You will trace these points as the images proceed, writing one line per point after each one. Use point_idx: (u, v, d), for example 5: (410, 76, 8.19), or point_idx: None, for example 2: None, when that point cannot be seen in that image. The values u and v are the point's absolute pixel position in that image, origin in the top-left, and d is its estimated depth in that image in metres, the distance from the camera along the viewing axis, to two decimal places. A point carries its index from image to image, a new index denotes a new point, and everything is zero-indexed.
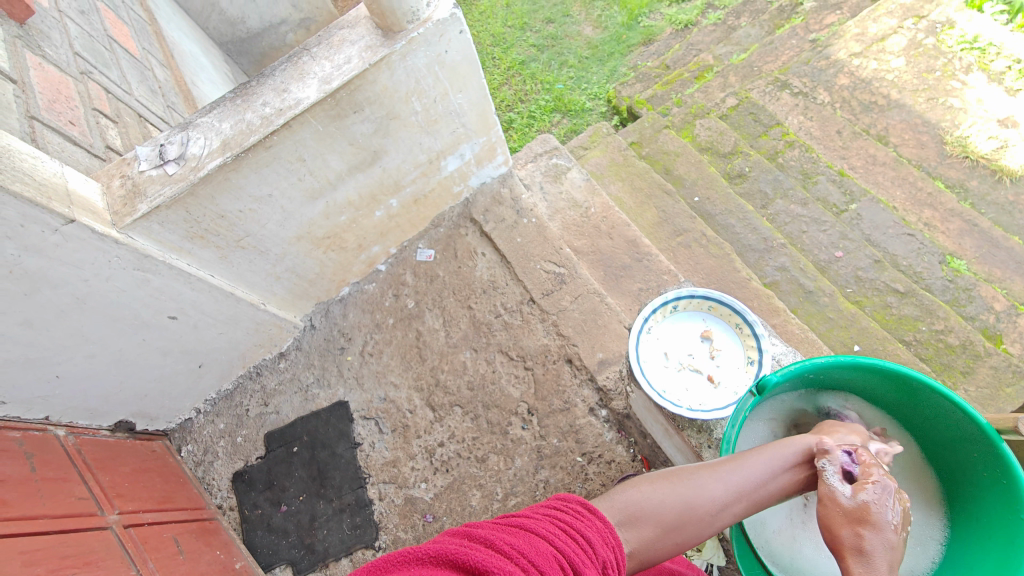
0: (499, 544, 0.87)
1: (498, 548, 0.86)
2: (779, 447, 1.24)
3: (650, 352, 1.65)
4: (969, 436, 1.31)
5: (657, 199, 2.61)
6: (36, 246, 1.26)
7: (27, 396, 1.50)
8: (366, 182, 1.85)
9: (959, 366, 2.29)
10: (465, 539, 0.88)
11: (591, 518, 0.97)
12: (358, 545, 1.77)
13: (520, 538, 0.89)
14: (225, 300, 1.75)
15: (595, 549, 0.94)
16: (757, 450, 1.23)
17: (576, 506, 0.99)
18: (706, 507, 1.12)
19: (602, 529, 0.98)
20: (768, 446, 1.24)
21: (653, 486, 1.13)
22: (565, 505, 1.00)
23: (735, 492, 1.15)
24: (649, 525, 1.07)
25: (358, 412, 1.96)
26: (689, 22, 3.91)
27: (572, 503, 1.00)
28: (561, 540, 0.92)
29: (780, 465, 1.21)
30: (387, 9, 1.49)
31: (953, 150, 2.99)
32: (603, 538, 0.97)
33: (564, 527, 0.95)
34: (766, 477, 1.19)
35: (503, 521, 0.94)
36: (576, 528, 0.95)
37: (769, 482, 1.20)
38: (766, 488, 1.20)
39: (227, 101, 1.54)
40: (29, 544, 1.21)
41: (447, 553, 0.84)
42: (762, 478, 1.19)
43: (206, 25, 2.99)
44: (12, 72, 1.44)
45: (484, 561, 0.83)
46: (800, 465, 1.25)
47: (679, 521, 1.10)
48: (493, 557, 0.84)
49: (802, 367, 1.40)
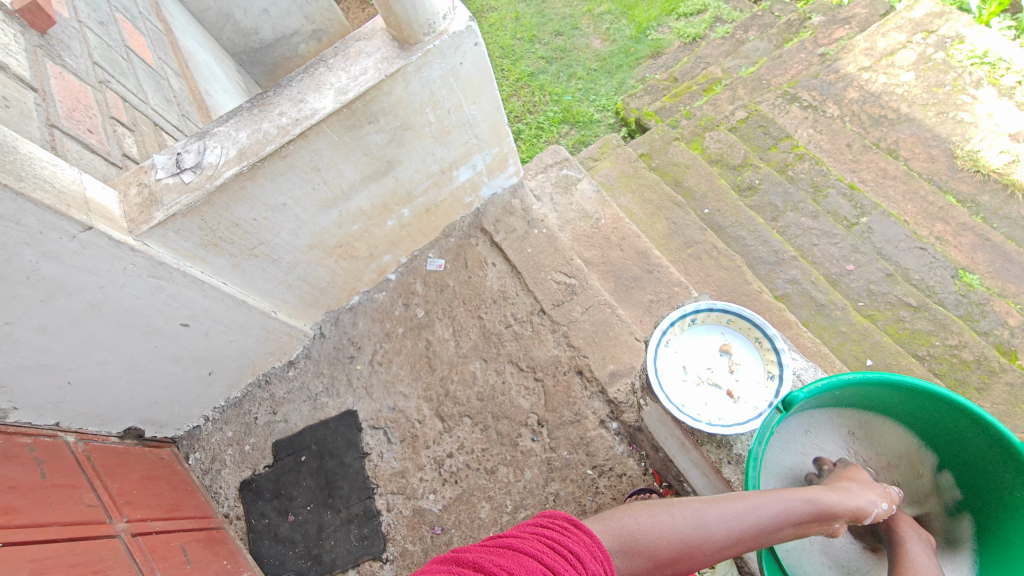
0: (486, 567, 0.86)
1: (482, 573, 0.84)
2: (788, 498, 1.21)
3: (668, 365, 1.61)
4: (995, 458, 1.32)
5: (667, 210, 2.60)
6: (53, 253, 1.27)
7: (38, 402, 1.50)
8: (379, 191, 1.86)
9: (973, 381, 2.26)
10: (452, 564, 0.88)
11: (580, 534, 0.94)
12: (365, 556, 1.76)
13: (505, 560, 0.86)
14: (237, 307, 1.76)
15: (585, 565, 0.91)
16: (765, 495, 1.20)
17: (564, 521, 0.95)
18: (704, 546, 1.10)
19: (591, 544, 0.94)
20: (775, 495, 1.21)
21: (655, 516, 1.09)
22: (553, 522, 0.95)
23: (736, 536, 1.13)
24: (645, 559, 1.03)
25: (367, 422, 1.95)
26: (697, 36, 3.94)
27: (561, 518, 0.96)
28: (550, 557, 0.88)
29: (785, 515, 1.19)
30: (404, 21, 1.51)
31: (964, 164, 2.98)
32: (591, 553, 0.93)
33: (553, 544, 0.91)
34: (769, 525, 1.17)
35: (490, 542, 0.92)
36: (565, 545, 0.91)
37: (771, 528, 1.17)
38: (766, 536, 1.17)
39: (244, 112, 1.56)
40: (38, 552, 1.21)
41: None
42: (765, 524, 1.16)
43: (220, 35, 3.03)
44: (34, 81, 1.47)
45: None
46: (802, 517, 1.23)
47: (676, 557, 1.07)
48: None
49: (831, 384, 1.40)
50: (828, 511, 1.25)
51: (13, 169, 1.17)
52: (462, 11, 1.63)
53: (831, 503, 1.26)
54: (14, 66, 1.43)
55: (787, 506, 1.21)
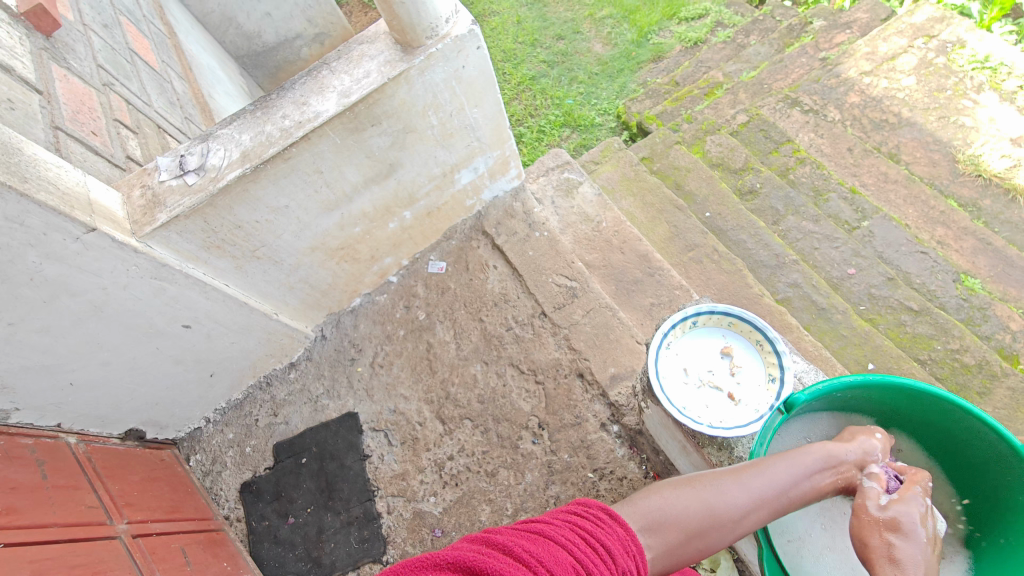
0: (519, 551, 0.91)
1: (519, 557, 0.90)
2: (797, 454, 1.26)
3: (670, 368, 1.61)
4: (996, 462, 1.32)
5: (668, 213, 2.60)
6: (57, 255, 1.28)
7: (40, 402, 1.51)
8: (381, 194, 1.87)
9: (975, 386, 2.26)
10: (483, 545, 0.92)
11: (611, 527, 0.99)
12: (365, 559, 1.75)
13: (540, 547, 0.91)
14: (239, 309, 1.76)
15: (614, 559, 0.96)
16: (778, 455, 1.25)
17: (598, 512, 1.01)
18: (728, 513, 1.14)
19: (623, 537, 1.00)
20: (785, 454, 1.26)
21: (676, 492, 1.14)
22: (586, 511, 1.02)
23: (757, 498, 1.17)
24: (672, 532, 1.08)
25: (367, 424, 1.95)
26: (699, 40, 3.96)
27: (594, 509, 1.02)
28: (580, 547, 0.94)
29: (799, 472, 1.24)
30: (407, 25, 1.52)
31: (965, 169, 2.98)
32: (623, 547, 0.98)
33: (585, 535, 0.97)
34: (787, 482, 1.22)
35: (524, 526, 0.97)
36: (596, 537, 0.96)
37: (791, 489, 1.22)
38: (787, 494, 1.22)
39: (247, 114, 1.57)
40: (39, 553, 1.21)
41: (466, 560, 0.89)
42: (783, 484, 1.21)
43: (223, 39, 3.05)
44: (39, 84, 1.48)
45: (503, 568, 0.87)
46: (819, 474, 1.27)
47: (703, 528, 1.11)
48: (511, 566, 0.87)
49: (832, 386, 1.40)
50: (837, 463, 1.30)
51: (19, 171, 1.18)
52: (465, 15, 1.64)
53: (839, 453, 1.31)
54: (19, 69, 1.43)
55: (801, 462, 1.25)
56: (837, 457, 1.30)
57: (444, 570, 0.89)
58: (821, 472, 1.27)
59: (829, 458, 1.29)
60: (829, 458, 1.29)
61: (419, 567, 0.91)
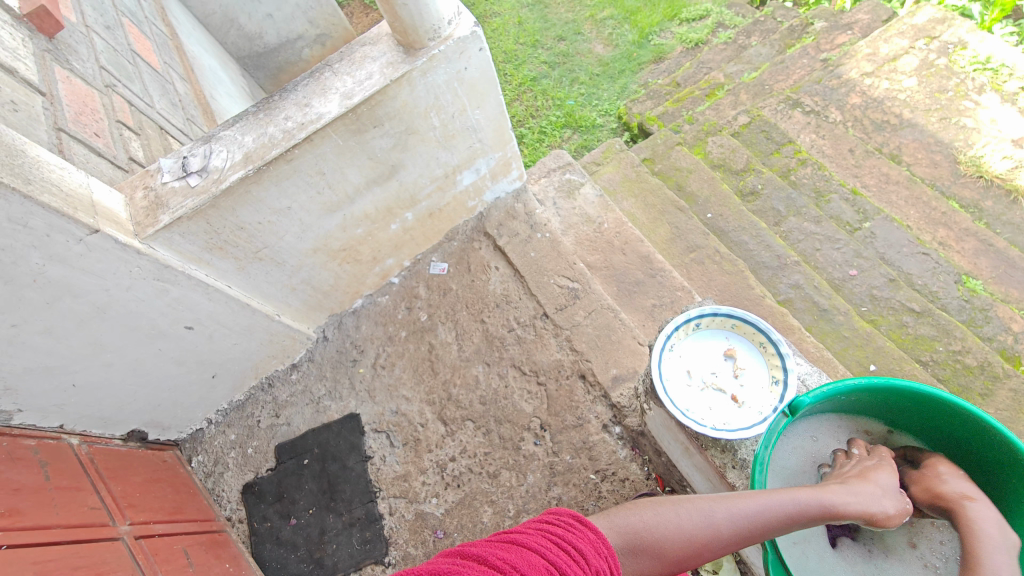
0: (491, 561, 0.90)
1: (488, 566, 0.89)
2: (798, 496, 1.22)
3: (673, 370, 1.61)
4: (1000, 465, 1.32)
5: (669, 214, 2.61)
6: (61, 256, 1.28)
7: (43, 404, 1.51)
8: (383, 195, 1.87)
9: (977, 388, 2.26)
10: (457, 558, 0.91)
11: (583, 530, 0.99)
12: (368, 560, 1.75)
13: (510, 554, 0.91)
14: (242, 310, 1.76)
15: (587, 560, 0.95)
16: (778, 492, 1.21)
17: (568, 517, 1.00)
18: (710, 544, 1.13)
19: (594, 540, 0.99)
20: (782, 492, 1.22)
21: (659, 514, 1.13)
22: (557, 518, 1.00)
23: (744, 533, 1.15)
24: (649, 558, 1.08)
25: (370, 425, 1.95)
26: (700, 41, 3.97)
27: (564, 515, 1.01)
28: (554, 551, 0.93)
29: (794, 513, 1.20)
30: (409, 26, 1.52)
31: (967, 170, 2.99)
32: (595, 549, 0.97)
33: (556, 539, 0.96)
34: (778, 522, 1.19)
35: (495, 537, 0.97)
36: (567, 540, 0.96)
37: (781, 528, 1.19)
38: (774, 534, 1.19)
39: (250, 116, 1.57)
40: (42, 554, 1.21)
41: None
42: (773, 522, 1.18)
43: (225, 40, 3.05)
44: (42, 86, 1.48)
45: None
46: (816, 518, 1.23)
47: (682, 556, 1.10)
48: None
49: (836, 389, 1.40)
50: (840, 510, 1.25)
51: (22, 173, 1.18)
52: (467, 17, 1.64)
53: (846, 503, 1.26)
54: (23, 71, 1.44)
55: (797, 503, 1.21)
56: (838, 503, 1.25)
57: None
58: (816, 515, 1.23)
59: (828, 505, 1.24)
60: (831, 506, 1.24)
61: None
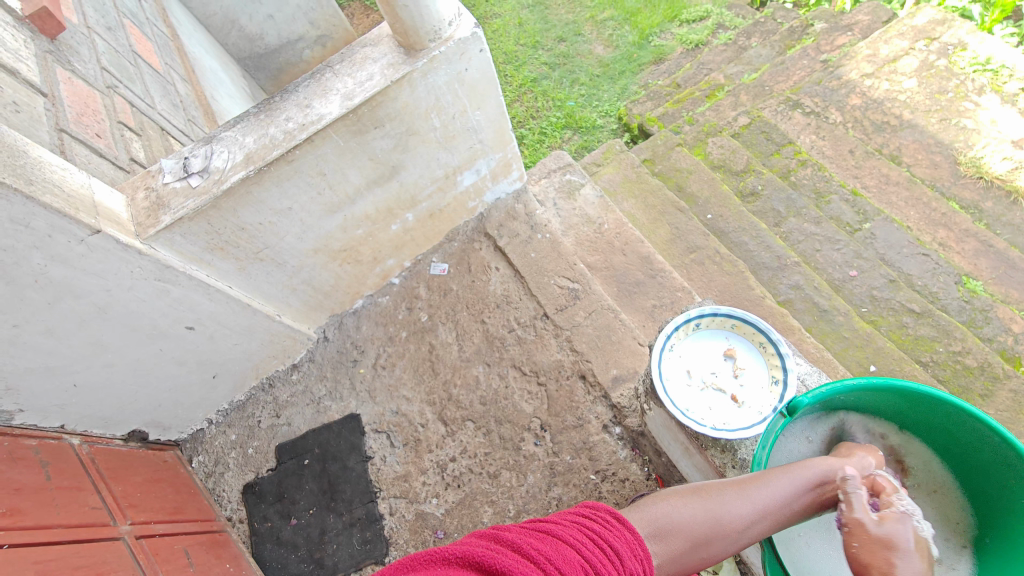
0: (526, 549, 0.90)
1: (529, 554, 0.89)
2: (806, 467, 1.25)
3: (673, 370, 1.61)
4: (999, 466, 1.32)
5: (670, 215, 2.61)
6: (62, 256, 1.28)
7: (45, 404, 1.51)
8: (384, 196, 1.87)
9: (977, 388, 2.26)
10: (492, 540, 0.91)
11: (620, 530, 1.00)
12: (368, 560, 1.75)
13: (550, 546, 0.91)
14: (243, 311, 1.77)
15: (621, 561, 0.96)
16: (785, 467, 1.24)
17: (605, 515, 1.01)
18: (733, 523, 1.13)
19: (630, 541, 0.99)
20: (792, 466, 1.25)
21: (682, 500, 1.13)
22: (593, 513, 1.02)
23: (762, 510, 1.17)
24: (679, 540, 1.08)
25: (370, 426, 1.96)
26: (700, 42, 3.98)
27: (602, 512, 1.02)
28: (588, 548, 0.94)
29: (804, 483, 1.22)
30: (410, 28, 1.53)
31: (967, 171, 2.99)
32: (631, 551, 0.98)
33: (593, 536, 0.97)
34: (792, 495, 1.21)
35: (530, 525, 0.97)
36: (605, 538, 0.97)
37: (795, 501, 1.21)
38: (791, 508, 1.21)
39: (251, 116, 1.57)
40: (43, 554, 1.21)
41: (475, 555, 0.88)
42: (789, 496, 1.20)
43: (226, 41, 3.05)
44: (44, 86, 1.48)
45: (518, 564, 0.86)
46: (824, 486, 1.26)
47: (707, 536, 1.11)
48: (518, 561, 0.87)
49: (835, 389, 1.40)
50: (843, 476, 1.28)
51: (24, 173, 1.18)
52: (468, 18, 1.64)
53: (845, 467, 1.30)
54: (25, 72, 1.44)
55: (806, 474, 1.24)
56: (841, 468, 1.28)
57: (451, 565, 0.88)
58: (826, 483, 1.26)
59: (834, 471, 1.28)
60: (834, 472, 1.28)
61: (424, 562, 0.89)
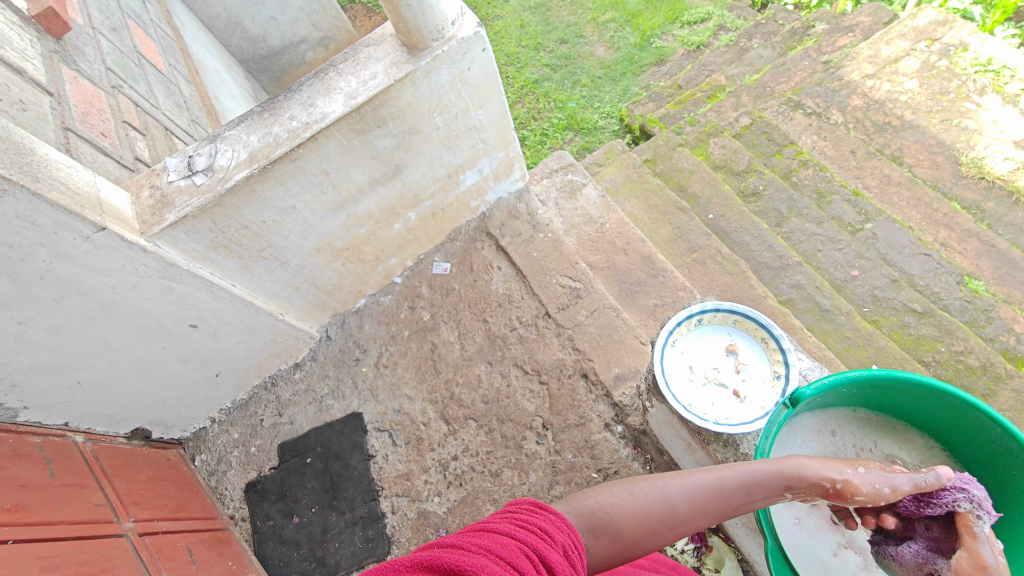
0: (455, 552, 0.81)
1: (461, 549, 0.82)
2: (759, 467, 1.15)
3: (674, 365, 1.60)
4: (1002, 456, 1.27)
5: (672, 215, 2.61)
6: (67, 254, 1.29)
7: (49, 401, 1.52)
8: (387, 196, 1.88)
9: (979, 388, 2.25)
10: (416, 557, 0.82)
11: (545, 513, 0.92)
12: (370, 558, 1.75)
13: (483, 537, 0.84)
14: (246, 309, 1.78)
15: (555, 541, 0.88)
16: (735, 466, 1.14)
17: (528, 504, 0.93)
18: (668, 520, 1.07)
19: (556, 520, 0.92)
20: (743, 465, 1.15)
21: (616, 493, 1.07)
22: (517, 507, 0.93)
23: (699, 508, 1.09)
24: (608, 537, 1.01)
25: (372, 424, 1.96)
26: (701, 44, 3.99)
27: (524, 503, 0.94)
28: (520, 535, 0.86)
29: (754, 486, 1.13)
30: (412, 27, 1.54)
31: (969, 171, 2.99)
32: (559, 529, 0.91)
33: (520, 524, 0.89)
34: (739, 495, 1.12)
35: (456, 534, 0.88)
36: (531, 522, 0.89)
37: (743, 500, 1.12)
38: (735, 507, 1.12)
39: (255, 115, 1.58)
40: (47, 550, 1.22)
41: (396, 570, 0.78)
42: (733, 495, 1.12)
43: (229, 42, 3.07)
44: (50, 86, 1.50)
45: (454, 560, 0.79)
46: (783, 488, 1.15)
47: (640, 535, 1.04)
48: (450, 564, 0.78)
49: (837, 381, 1.38)
50: (807, 478, 1.16)
51: (30, 171, 1.19)
52: (470, 18, 1.65)
53: (816, 473, 1.16)
54: (32, 71, 1.46)
55: (756, 475, 1.13)
56: (802, 474, 1.15)
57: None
58: (781, 488, 1.15)
59: (800, 476, 1.15)
60: (797, 474, 1.15)
61: None
